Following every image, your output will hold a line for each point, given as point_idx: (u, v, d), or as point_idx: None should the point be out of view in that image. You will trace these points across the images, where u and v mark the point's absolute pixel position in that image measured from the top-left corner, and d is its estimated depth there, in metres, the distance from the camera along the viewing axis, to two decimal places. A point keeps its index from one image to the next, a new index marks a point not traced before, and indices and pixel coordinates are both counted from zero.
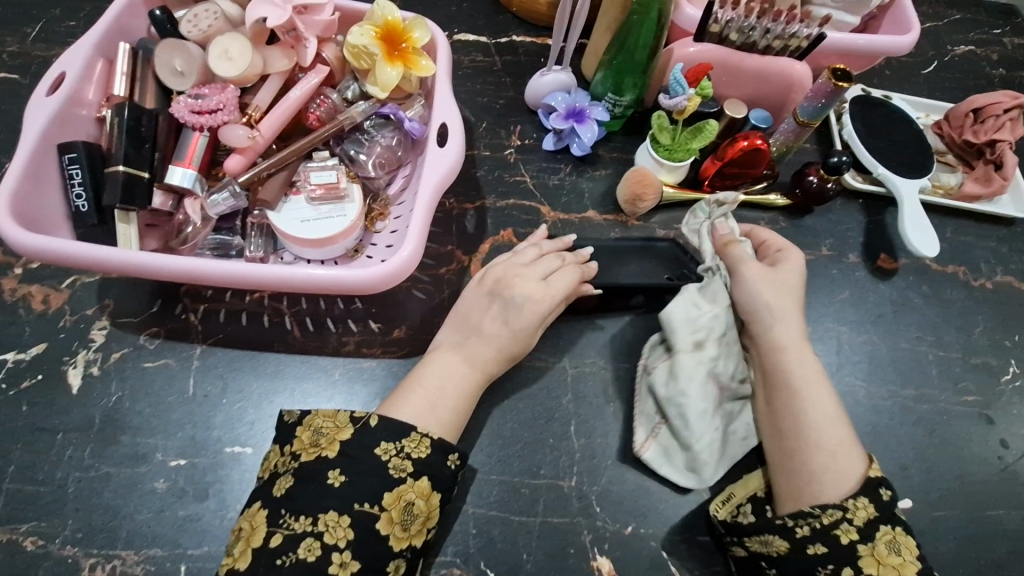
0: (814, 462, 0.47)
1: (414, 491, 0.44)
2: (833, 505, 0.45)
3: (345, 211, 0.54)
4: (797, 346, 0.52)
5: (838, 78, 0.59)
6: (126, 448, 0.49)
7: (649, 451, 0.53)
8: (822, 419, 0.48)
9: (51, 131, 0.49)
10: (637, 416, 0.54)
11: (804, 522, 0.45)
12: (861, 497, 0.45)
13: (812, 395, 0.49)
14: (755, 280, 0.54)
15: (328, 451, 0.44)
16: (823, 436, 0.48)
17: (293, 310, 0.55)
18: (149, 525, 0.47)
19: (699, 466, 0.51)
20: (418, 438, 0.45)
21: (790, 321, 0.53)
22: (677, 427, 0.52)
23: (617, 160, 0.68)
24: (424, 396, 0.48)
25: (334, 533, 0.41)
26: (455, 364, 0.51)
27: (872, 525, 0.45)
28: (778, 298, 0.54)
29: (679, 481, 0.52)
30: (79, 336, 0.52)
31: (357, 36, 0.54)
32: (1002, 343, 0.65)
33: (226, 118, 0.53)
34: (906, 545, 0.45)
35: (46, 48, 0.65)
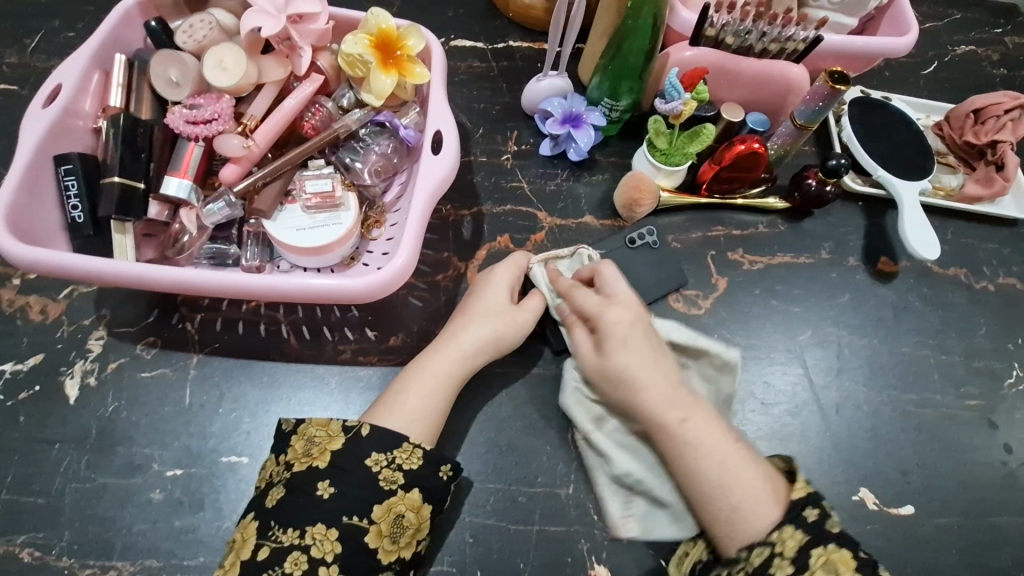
0: (727, 526, 0.45)
1: (404, 503, 0.44)
2: (759, 544, 0.44)
3: (341, 219, 0.54)
4: (665, 415, 0.48)
5: (835, 81, 0.59)
6: (123, 459, 0.49)
7: (630, 527, 0.50)
8: (718, 482, 0.46)
9: (46, 143, 0.49)
10: (602, 493, 0.51)
11: (738, 569, 0.44)
12: (786, 527, 0.44)
13: (696, 464, 0.46)
14: (595, 369, 0.51)
15: (319, 461, 0.44)
16: (721, 500, 0.45)
17: (289, 318, 0.55)
18: (145, 536, 0.47)
19: (679, 514, 0.49)
20: (410, 449, 0.45)
21: (656, 388, 0.49)
22: (643, 490, 0.50)
23: (614, 165, 0.68)
24: (415, 403, 0.48)
25: (322, 546, 0.41)
26: (452, 368, 0.50)
27: (804, 551, 0.42)
28: (626, 378, 0.50)
29: (672, 539, 0.49)
30: (77, 346, 0.53)
31: (352, 45, 0.54)
32: (1004, 347, 0.64)
33: (221, 128, 0.53)
34: (846, 560, 0.41)
35: (46, 59, 0.66)
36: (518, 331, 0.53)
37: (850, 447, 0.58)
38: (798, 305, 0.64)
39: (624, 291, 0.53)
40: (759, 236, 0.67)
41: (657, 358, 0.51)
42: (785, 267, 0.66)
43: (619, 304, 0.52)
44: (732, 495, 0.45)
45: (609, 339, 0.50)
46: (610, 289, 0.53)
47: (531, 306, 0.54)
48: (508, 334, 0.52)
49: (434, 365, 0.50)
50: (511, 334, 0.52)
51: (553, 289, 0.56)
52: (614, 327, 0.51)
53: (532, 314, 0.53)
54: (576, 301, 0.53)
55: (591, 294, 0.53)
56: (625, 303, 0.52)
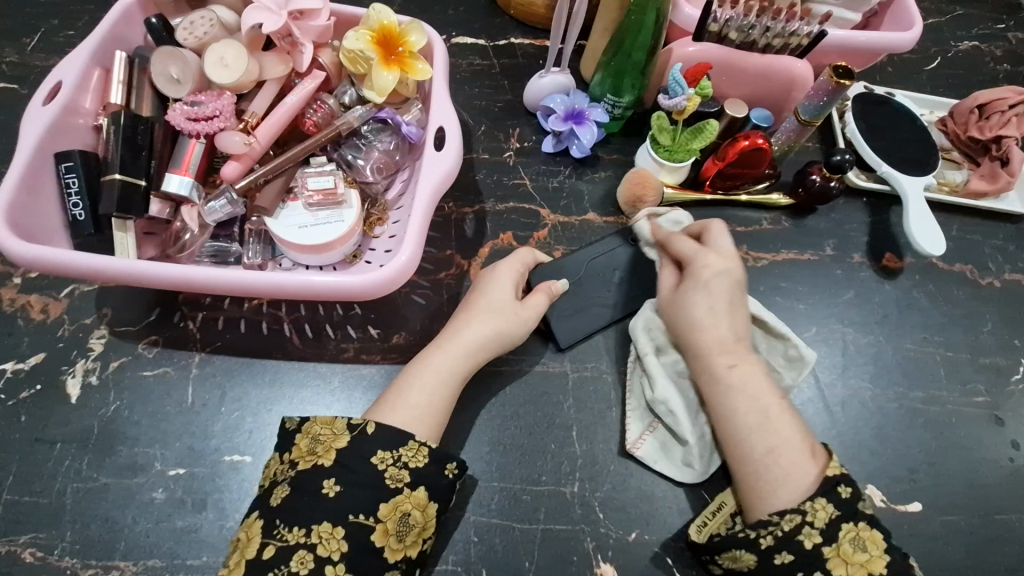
0: (748, 471, 0.46)
1: (410, 502, 0.43)
2: (792, 510, 0.44)
3: (343, 216, 0.54)
4: (717, 357, 0.50)
5: (840, 76, 0.58)
6: (125, 458, 0.49)
7: (642, 450, 0.53)
8: (757, 429, 0.47)
9: (46, 140, 0.49)
10: (629, 413, 0.54)
11: (766, 531, 0.44)
12: (819, 498, 0.44)
13: (737, 408, 0.48)
14: (669, 302, 0.54)
15: (324, 460, 0.44)
16: (756, 443, 0.47)
17: (291, 317, 0.55)
18: (147, 536, 0.46)
19: (693, 457, 0.51)
20: (416, 446, 0.45)
21: (714, 330, 0.51)
22: (671, 424, 0.52)
23: (617, 162, 0.68)
24: (419, 401, 0.48)
25: (328, 545, 0.41)
26: (455, 366, 0.50)
27: (834, 525, 0.43)
28: (690, 319, 0.52)
29: (675, 477, 0.52)
30: (78, 345, 0.52)
31: (353, 41, 0.53)
32: (1010, 343, 0.64)
33: (222, 125, 0.52)
34: (874, 539, 0.43)
35: (45, 57, 0.65)
36: (522, 329, 0.52)
37: (855, 444, 0.58)
38: (803, 302, 0.64)
39: (734, 255, 0.54)
40: (763, 233, 0.67)
41: (732, 310, 0.52)
42: (789, 263, 0.65)
43: (716, 254, 0.53)
44: (772, 438, 0.47)
45: (689, 283, 0.53)
46: (714, 243, 0.54)
47: (535, 302, 0.53)
48: (511, 332, 0.52)
49: (438, 362, 0.50)
50: (515, 332, 0.52)
51: (558, 284, 0.55)
52: (700, 270, 0.53)
53: (535, 311, 0.53)
54: (675, 246, 0.55)
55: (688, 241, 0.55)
56: (721, 255, 0.53)
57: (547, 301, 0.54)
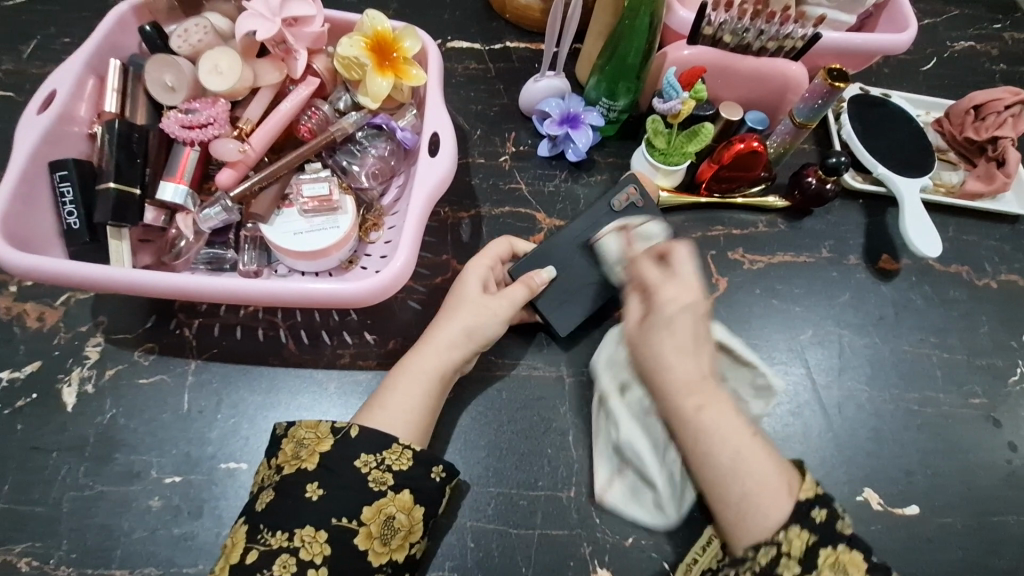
0: (733, 517, 0.42)
1: (395, 505, 0.44)
2: (766, 543, 0.41)
3: (339, 222, 0.54)
4: (683, 399, 0.44)
5: (834, 78, 0.58)
6: (121, 466, 0.49)
7: (612, 495, 0.51)
8: (727, 475, 0.42)
9: (41, 149, 0.49)
10: (596, 457, 0.52)
11: (744, 566, 0.42)
12: (792, 528, 0.41)
13: (715, 451, 0.43)
14: (631, 337, 0.48)
15: (308, 464, 0.44)
16: (732, 488, 0.42)
17: (288, 323, 0.55)
18: (143, 544, 0.46)
19: (664, 501, 0.50)
20: (399, 449, 0.45)
21: (683, 370, 0.45)
22: (638, 466, 0.51)
23: (613, 165, 0.68)
24: (402, 404, 0.47)
25: (310, 548, 0.41)
26: (432, 365, 0.50)
27: (811, 552, 0.41)
28: (652, 356, 0.46)
29: (648, 522, 0.50)
30: (74, 353, 0.52)
31: (347, 47, 0.53)
32: (1007, 344, 0.64)
33: (216, 132, 0.53)
34: (855, 561, 0.41)
35: (42, 65, 0.65)
36: (498, 324, 0.51)
37: (851, 447, 0.58)
38: (799, 304, 0.64)
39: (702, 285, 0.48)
40: (759, 235, 0.67)
41: (699, 344, 0.46)
42: (786, 266, 0.65)
43: (680, 285, 0.47)
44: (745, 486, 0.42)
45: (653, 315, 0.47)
46: (678, 267, 0.48)
47: (514, 294, 0.52)
48: (486, 326, 0.51)
49: (415, 364, 0.50)
50: (490, 325, 0.51)
51: (541, 275, 0.54)
52: (664, 303, 0.47)
53: (514, 302, 0.52)
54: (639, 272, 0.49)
55: (653, 267, 0.49)
56: (682, 288, 0.47)
57: (528, 292, 0.53)
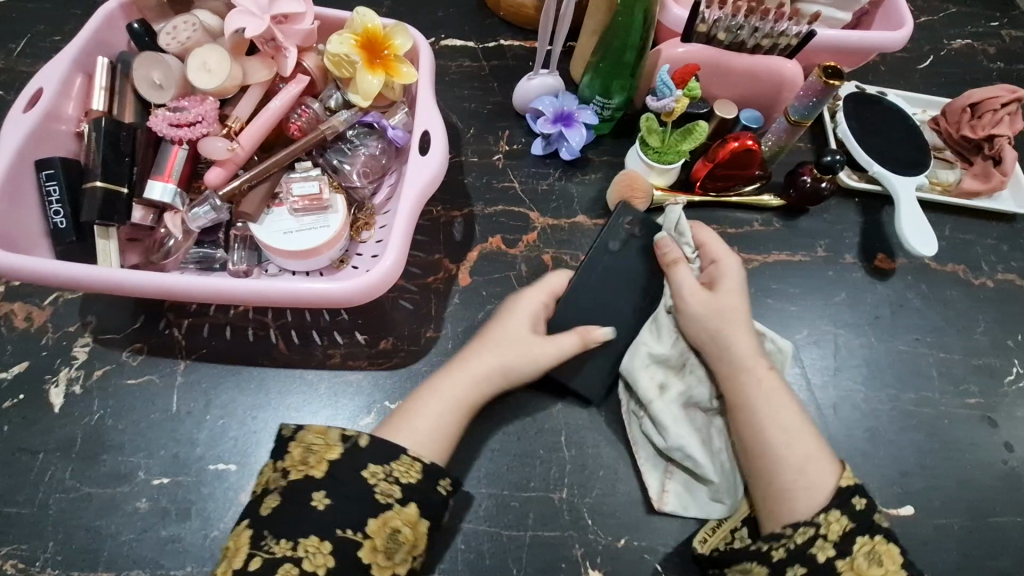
0: (792, 482, 0.46)
1: (400, 518, 0.43)
2: (805, 523, 0.44)
3: (329, 221, 0.53)
4: (752, 362, 0.51)
5: (829, 76, 0.58)
6: (109, 467, 0.48)
7: (670, 502, 0.51)
8: (785, 437, 0.47)
9: (28, 148, 0.48)
10: (644, 468, 0.52)
11: (778, 544, 0.45)
12: (833, 511, 0.45)
13: (771, 419, 0.48)
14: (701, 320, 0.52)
15: (315, 471, 0.43)
16: (790, 453, 0.47)
17: (278, 322, 0.55)
18: (130, 546, 0.46)
19: (720, 493, 0.50)
20: (408, 462, 0.45)
21: (746, 336, 0.52)
22: (689, 466, 0.51)
23: (607, 163, 0.67)
24: (428, 419, 0.47)
25: (314, 559, 0.41)
26: (463, 388, 0.49)
27: (848, 538, 0.44)
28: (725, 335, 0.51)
29: (709, 516, 0.51)
30: (62, 353, 0.52)
31: (337, 45, 0.53)
32: (1004, 344, 0.63)
33: (206, 130, 0.52)
34: (890, 554, 0.44)
35: (31, 63, 0.65)
36: (537, 371, 0.50)
37: (846, 447, 0.57)
38: (794, 303, 0.63)
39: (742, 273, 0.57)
40: (754, 234, 0.66)
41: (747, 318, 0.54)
42: (781, 265, 0.65)
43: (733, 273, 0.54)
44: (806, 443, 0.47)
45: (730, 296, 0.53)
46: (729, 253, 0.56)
47: (563, 343, 0.51)
48: (524, 373, 0.50)
49: (445, 388, 0.49)
50: (529, 373, 0.50)
51: (603, 333, 0.52)
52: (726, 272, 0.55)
53: (562, 352, 0.51)
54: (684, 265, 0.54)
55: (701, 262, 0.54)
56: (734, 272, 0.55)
57: (578, 345, 0.51)
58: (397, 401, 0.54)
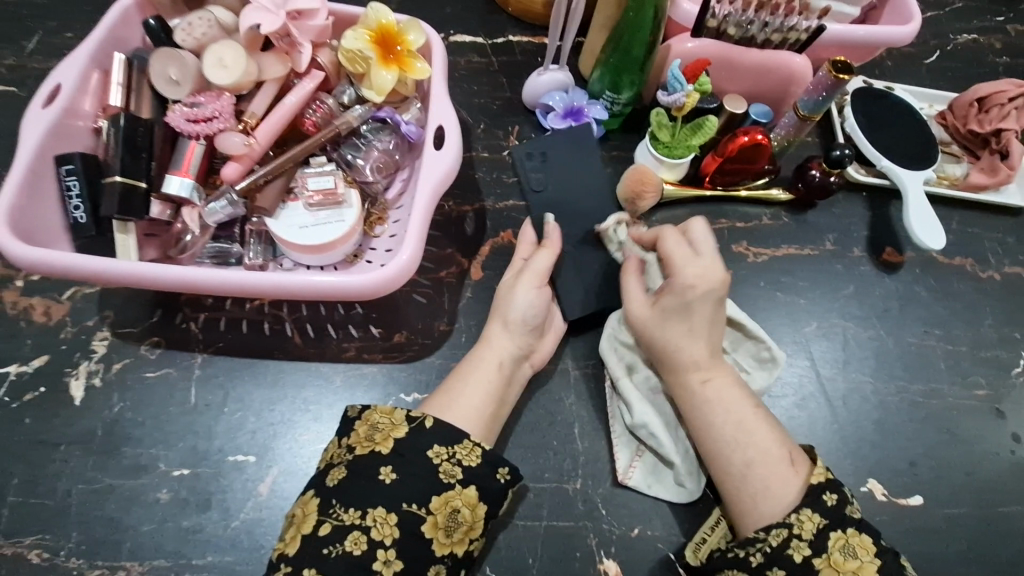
0: (740, 488, 0.46)
1: (461, 499, 0.43)
2: (778, 525, 0.43)
3: (343, 216, 0.54)
4: (688, 372, 0.50)
5: (839, 71, 0.60)
6: (129, 459, 0.49)
7: (635, 478, 0.52)
8: (727, 445, 0.47)
9: (47, 143, 0.49)
10: (616, 442, 0.53)
11: (754, 549, 0.43)
12: (805, 509, 0.43)
13: (714, 421, 0.48)
14: (643, 323, 0.52)
15: (382, 447, 0.44)
16: (733, 457, 0.47)
17: (293, 316, 0.55)
18: (152, 536, 0.47)
19: (683, 476, 0.51)
20: (470, 445, 0.45)
21: (687, 345, 0.50)
22: (655, 446, 0.51)
23: (617, 159, 0.68)
24: (472, 399, 0.49)
25: (381, 529, 0.41)
26: (480, 365, 0.51)
27: (822, 535, 0.43)
28: (664, 338, 0.51)
29: (670, 498, 0.51)
30: (80, 347, 0.52)
31: (352, 41, 0.54)
32: (1011, 336, 0.64)
33: (222, 126, 0.53)
34: (863, 545, 0.43)
35: (44, 60, 0.65)
36: (532, 297, 0.54)
37: (856, 438, 0.58)
38: (803, 296, 0.64)
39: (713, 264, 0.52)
40: (762, 228, 0.67)
41: (709, 325, 0.51)
42: (789, 258, 0.66)
43: (699, 266, 0.52)
44: (747, 451, 0.46)
45: (675, 300, 0.51)
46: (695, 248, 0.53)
47: (541, 260, 0.55)
48: (521, 307, 0.53)
49: (465, 369, 0.51)
50: (526, 302, 0.53)
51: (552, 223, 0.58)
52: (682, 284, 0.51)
53: (538, 269, 0.55)
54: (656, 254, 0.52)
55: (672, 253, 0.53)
56: (704, 266, 0.52)
57: (552, 258, 0.56)
58: (413, 393, 0.54)
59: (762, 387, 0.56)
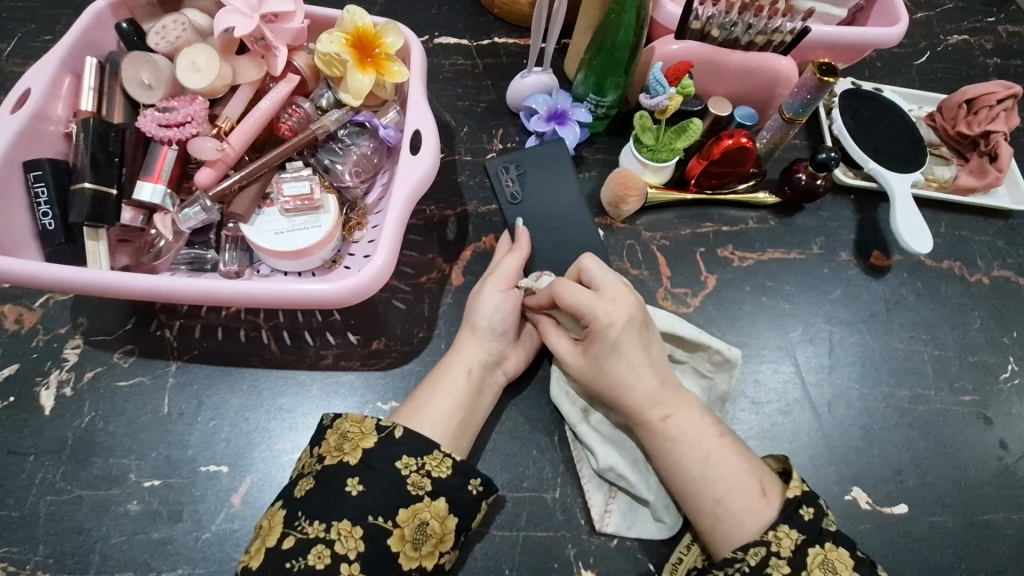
0: (710, 523, 0.44)
1: (430, 511, 0.43)
2: (754, 544, 0.42)
3: (320, 222, 0.53)
4: (644, 413, 0.48)
5: (823, 73, 0.58)
6: (99, 470, 0.48)
7: (612, 522, 0.50)
8: (696, 483, 0.45)
9: (15, 149, 0.48)
10: (586, 487, 0.51)
11: (733, 569, 0.43)
12: (781, 526, 0.43)
13: (680, 460, 0.46)
14: (582, 370, 0.51)
15: (350, 457, 0.43)
16: (702, 498, 0.45)
17: (270, 324, 0.54)
18: (121, 549, 0.46)
19: (661, 512, 0.50)
20: (440, 456, 0.44)
21: (636, 387, 0.48)
22: (627, 487, 0.50)
23: (602, 161, 0.67)
24: (443, 407, 0.48)
25: (346, 543, 0.40)
26: (451, 373, 0.50)
27: (801, 551, 0.42)
28: (609, 383, 0.49)
29: (650, 537, 0.50)
30: (52, 355, 0.52)
31: (327, 44, 0.53)
32: (999, 340, 0.63)
33: (195, 130, 0.52)
34: (842, 559, 0.42)
35: (22, 63, 0.64)
36: (498, 303, 0.52)
37: (841, 445, 0.57)
38: (789, 301, 0.63)
39: (629, 291, 0.50)
40: (749, 231, 0.66)
41: (647, 358, 0.49)
42: (776, 262, 0.65)
43: (609, 298, 0.49)
44: (716, 488, 0.45)
45: (603, 344, 0.49)
46: (599, 283, 0.50)
47: (508, 265, 0.53)
48: (489, 313, 0.52)
49: (436, 378, 0.50)
50: (493, 308, 0.52)
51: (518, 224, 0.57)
52: (605, 328, 0.49)
53: (505, 273, 0.53)
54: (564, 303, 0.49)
55: (578, 292, 0.49)
56: (615, 299, 0.49)
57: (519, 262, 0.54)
58: (390, 401, 0.54)
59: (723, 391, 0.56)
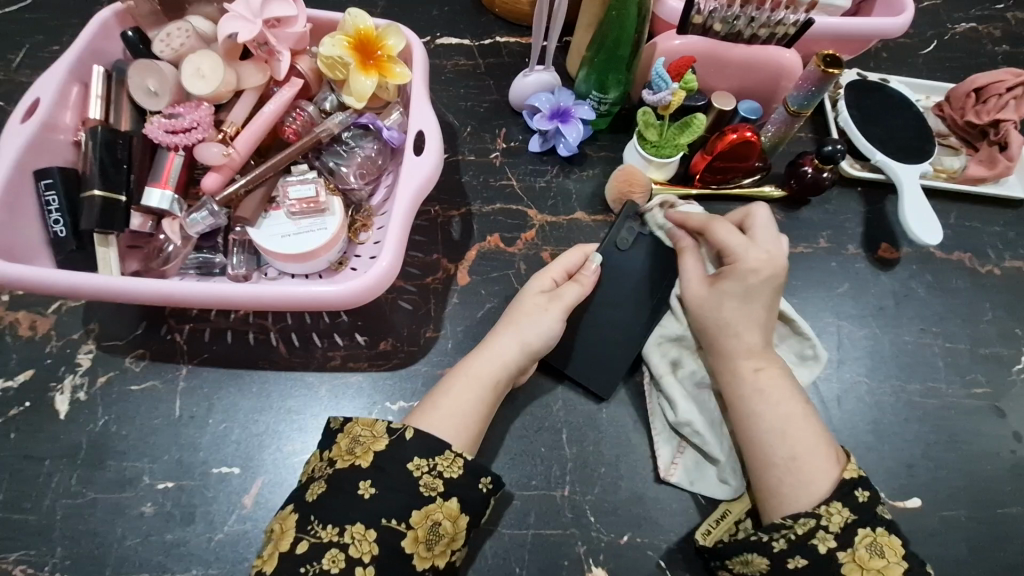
0: (778, 480, 0.45)
1: (442, 512, 0.43)
2: (806, 514, 0.43)
3: (326, 224, 0.53)
4: (745, 359, 0.50)
5: (828, 64, 0.57)
6: (114, 472, 0.49)
7: (677, 475, 0.52)
8: (775, 433, 0.47)
9: (26, 158, 0.49)
10: (657, 438, 0.53)
11: (779, 535, 0.44)
12: (835, 502, 0.44)
13: (761, 410, 0.48)
14: (701, 307, 0.53)
15: (362, 460, 0.44)
16: (778, 451, 0.46)
17: (278, 327, 0.55)
18: (136, 550, 0.47)
19: (727, 474, 0.51)
20: (451, 456, 0.45)
21: (747, 332, 0.51)
22: (699, 444, 0.52)
23: (606, 158, 0.67)
24: (455, 409, 0.48)
25: (360, 547, 0.41)
26: (475, 383, 0.49)
27: (850, 529, 0.43)
28: (721, 319, 0.52)
29: (714, 497, 0.51)
30: (66, 360, 0.52)
31: (330, 47, 0.53)
32: (1012, 332, 0.62)
33: (201, 136, 0.52)
34: (891, 545, 0.43)
35: (30, 73, 0.65)
36: (546, 320, 0.52)
37: (851, 440, 0.57)
38: (797, 296, 0.63)
39: (776, 249, 0.53)
40: None
41: (767, 317, 0.52)
42: None
43: (763, 251, 0.52)
44: (793, 445, 0.46)
45: (735, 283, 0.51)
46: (755, 234, 0.53)
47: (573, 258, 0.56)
48: (542, 331, 0.51)
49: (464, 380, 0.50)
50: (541, 325, 0.51)
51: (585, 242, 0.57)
52: (745, 272, 0.51)
53: (571, 300, 0.53)
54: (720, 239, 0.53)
55: (734, 234, 0.53)
56: (767, 249, 0.52)
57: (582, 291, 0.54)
58: (398, 402, 0.54)
59: (804, 382, 0.55)
